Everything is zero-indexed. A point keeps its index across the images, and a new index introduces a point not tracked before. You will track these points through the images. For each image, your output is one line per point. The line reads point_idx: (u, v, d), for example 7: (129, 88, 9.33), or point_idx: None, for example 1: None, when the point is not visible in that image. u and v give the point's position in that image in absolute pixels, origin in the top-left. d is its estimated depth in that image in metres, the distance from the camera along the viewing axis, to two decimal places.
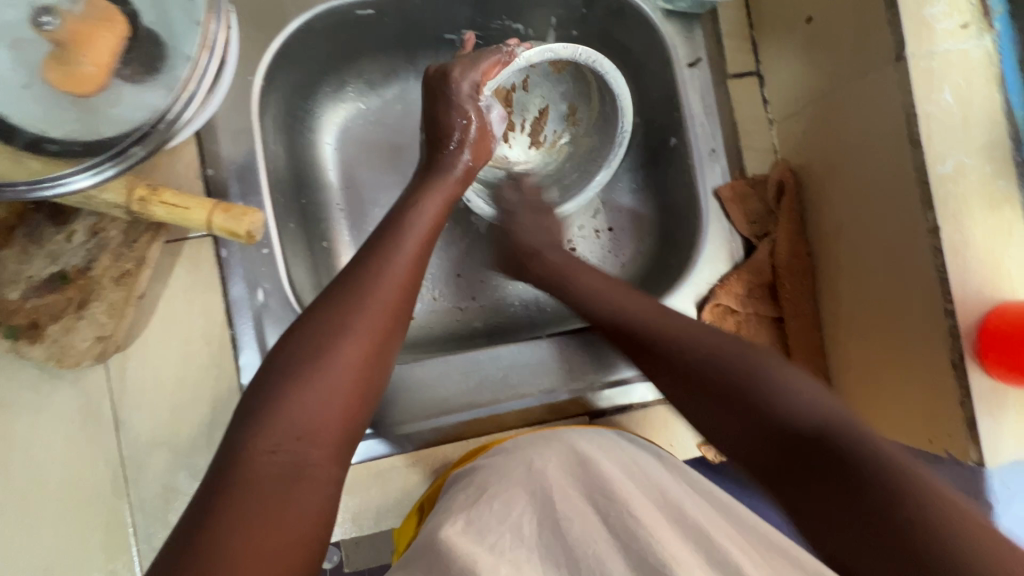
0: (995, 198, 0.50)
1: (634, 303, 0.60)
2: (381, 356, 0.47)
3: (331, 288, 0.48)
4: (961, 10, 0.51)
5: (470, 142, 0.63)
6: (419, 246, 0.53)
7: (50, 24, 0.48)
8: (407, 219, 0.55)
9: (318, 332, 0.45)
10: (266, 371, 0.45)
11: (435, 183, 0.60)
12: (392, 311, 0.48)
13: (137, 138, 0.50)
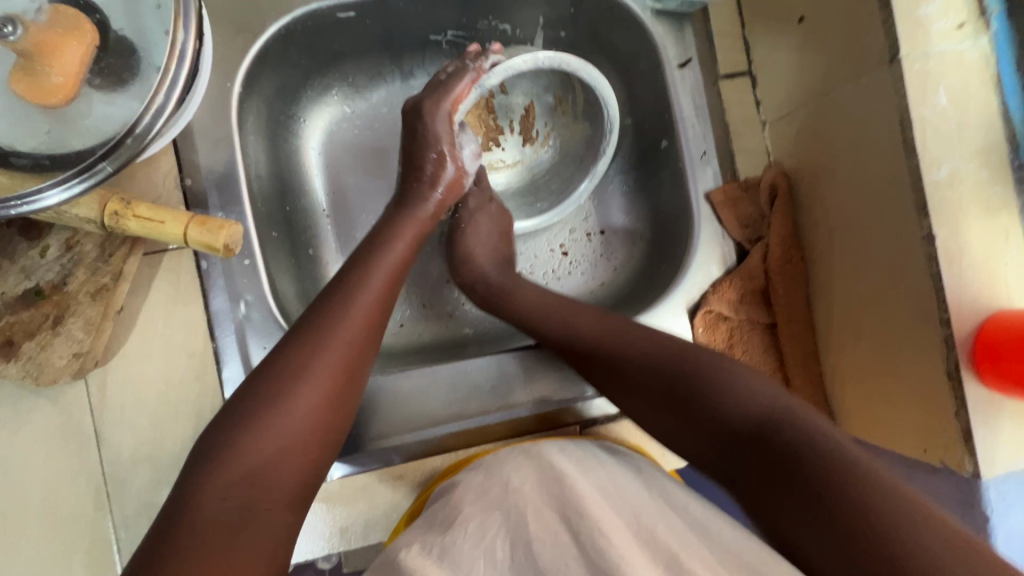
0: (991, 204, 0.49)
1: (574, 314, 0.60)
2: (344, 400, 0.47)
3: (293, 331, 0.48)
4: (957, 9, 0.49)
5: (443, 178, 0.64)
6: (386, 284, 0.53)
7: (14, 35, 0.46)
8: (372, 256, 0.55)
9: (279, 377, 0.45)
10: (221, 417, 0.44)
11: (404, 221, 0.60)
12: (358, 353, 0.49)
13: (105, 152, 0.48)
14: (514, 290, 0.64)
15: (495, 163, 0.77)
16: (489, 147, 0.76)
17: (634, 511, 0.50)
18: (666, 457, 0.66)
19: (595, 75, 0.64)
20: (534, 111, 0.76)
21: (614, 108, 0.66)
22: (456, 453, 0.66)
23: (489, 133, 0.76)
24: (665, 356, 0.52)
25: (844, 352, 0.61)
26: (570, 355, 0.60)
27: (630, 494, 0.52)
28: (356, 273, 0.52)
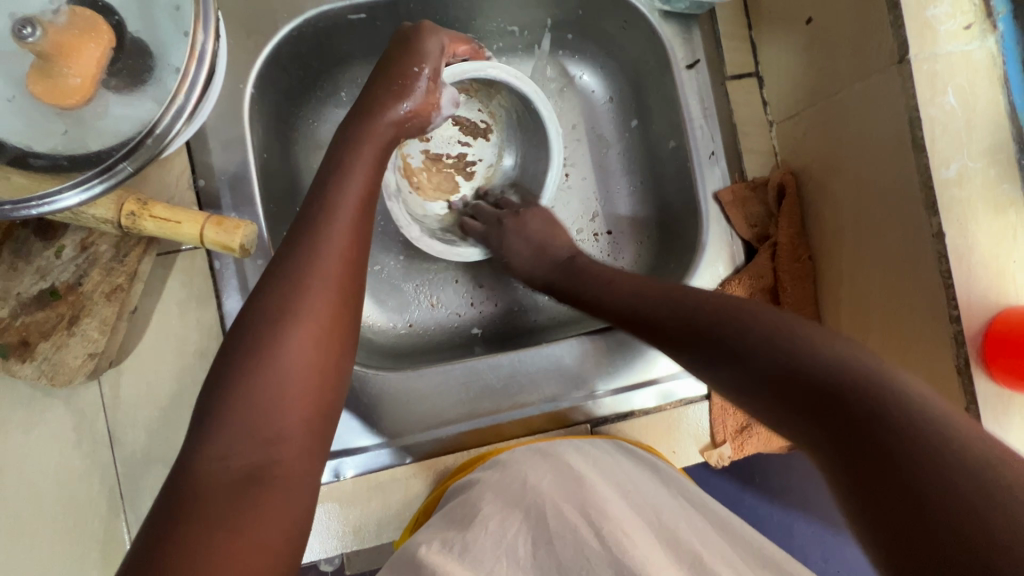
0: (999, 201, 0.50)
1: (640, 285, 0.59)
2: (330, 337, 0.46)
3: (266, 277, 0.47)
4: (964, 10, 0.50)
5: (415, 94, 0.59)
6: (357, 216, 0.51)
7: (32, 36, 0.46)
8: (338, 187, 0.51)
9: (269, 323, 0.44)
10: (214, 376, 0.44)
11: (365, 138, 0.56)
12: (337, 288, 0.47)
13: (124, 153, 0.48)
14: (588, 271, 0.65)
15: (490, 175, 0.79)
16: (471, 172, 0.79)
17: (654, 509, 0.54)
18: (676, 455, 0.67)
19: (530, 88, 0.67)
20: (467, 121, 0.77)
21: (500, 74, 0.66)
22: (469, 452, 0.66)
23: (455, 164, 0.78)
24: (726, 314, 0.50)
25: None
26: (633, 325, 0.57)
27: (647, 494, 0.55)
28: (324, 206, 0.50)
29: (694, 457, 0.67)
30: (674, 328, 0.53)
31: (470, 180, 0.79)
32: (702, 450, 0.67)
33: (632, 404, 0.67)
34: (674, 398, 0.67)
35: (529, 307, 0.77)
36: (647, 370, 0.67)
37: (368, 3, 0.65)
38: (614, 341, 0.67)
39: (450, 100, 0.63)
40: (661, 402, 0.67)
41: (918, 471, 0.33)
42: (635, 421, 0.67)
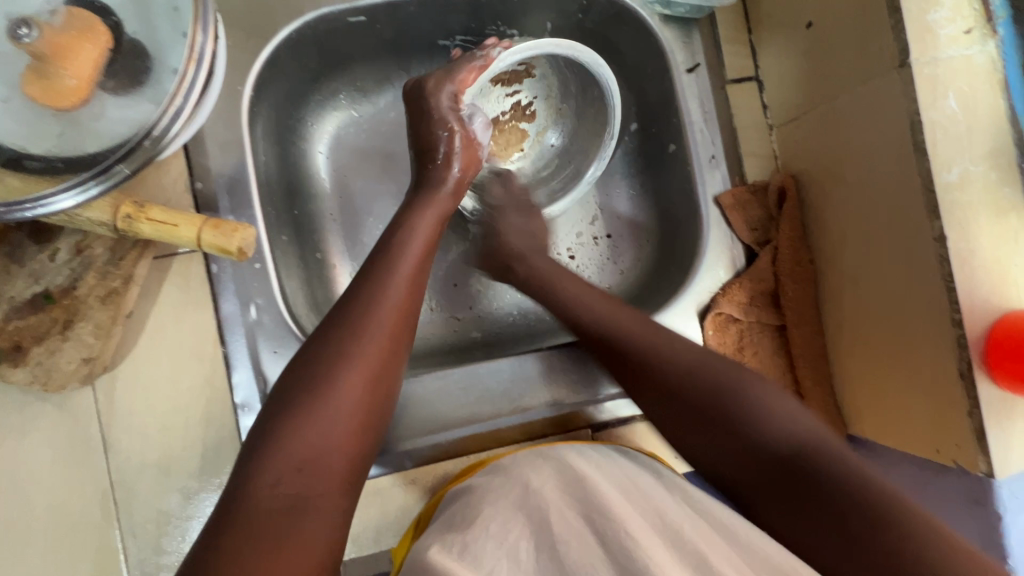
0: (1001, 206, 0.50)
1: (610, 312, 0.60)
2: (383, 386, 0.47)
3: (324, 326, 0.47)
4: (964, 15, 0.50)
5: (457, 154, 0.62)
6: (415, 267, 0.52)
7: (28, 37, 0.46)
8: (398, 241, 0.53)
9: (319, 365, 0.45)
10: (264, 416, 0.44)
11: (423, 202, 0.59)
12: (392, 338, 0.48)
13: (121, 155, 0.48)
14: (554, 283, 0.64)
15: (551, 108, 0.75)
16: (532, 113, 0.75)
17: (659, 506, 0.52)
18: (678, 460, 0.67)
19: (547, 45, 0.61)
20: (506, 74, 0.72)
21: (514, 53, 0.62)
22: (470, 457, 0.66)
23: (516, 114, 0.75)
24: (697, 369, 0.54)
25: (853, 351, 0.62)
26: (604, 355, 0.59)
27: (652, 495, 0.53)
28: (386, 258, 0.51)
29: None
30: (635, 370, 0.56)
31: (534, 122, 0.76)
32: None
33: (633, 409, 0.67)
34: None
35: (528, 312, 0.76)
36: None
37: (369, 6, 0.65)
38: None
39: (483, 128, 0.66)
40: None
41: (868, 540, 0.42)
42: (635, 426, 0.67)
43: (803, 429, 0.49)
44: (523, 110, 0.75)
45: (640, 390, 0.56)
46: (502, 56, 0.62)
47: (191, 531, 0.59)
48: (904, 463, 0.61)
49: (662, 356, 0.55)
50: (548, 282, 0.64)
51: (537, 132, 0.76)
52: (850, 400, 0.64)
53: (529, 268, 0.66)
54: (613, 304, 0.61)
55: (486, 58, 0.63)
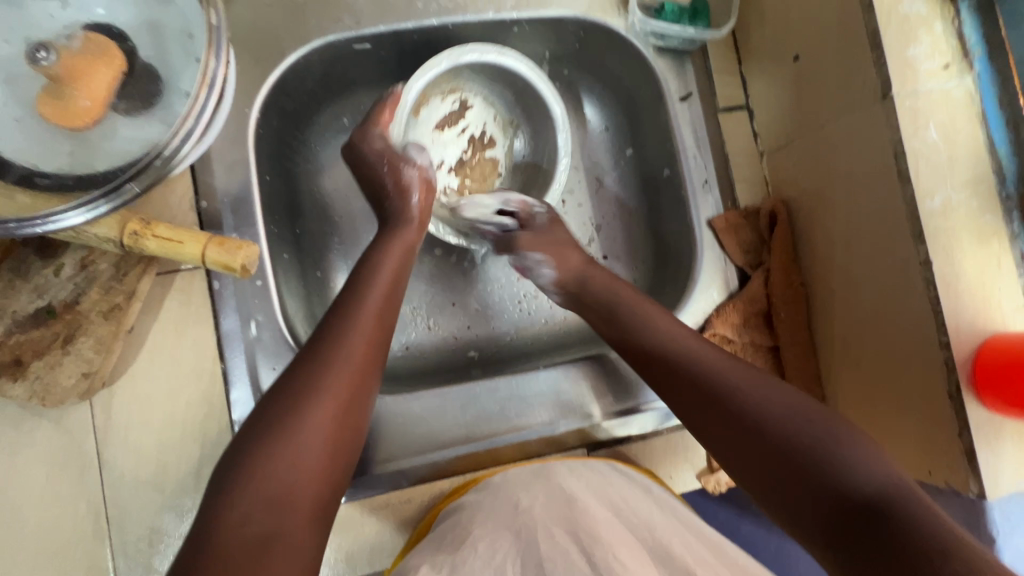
0: (983, 231, 0.51)
1: (699, 353, 0.55)
2: (354, 413, 0.48)
3: (297, 359, 0.49)
4: (942, 51, 0.53)
5: (407, 186, 0.64)
6: (384, 299, 0.54)
7: (46, 60, 0.48)
8: (365, 277, 0.55)
9: (287, 400, 0.46)
10: (236, 446, 0.45)
11: (389, 235, 0.61)
12: (361, 368, 0.49)
13: (132, 173, 0.49)
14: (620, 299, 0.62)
15: (502, 124, 0.77)
16: (490, 138, 0.77)
17: (644, 517, 0.53)
18: (672, 480, 0.67)
19: (442, 57, 0.65)
20: (445, 117, 0.74)
21: (417, 77, 0.66)
22: (464, 475, 0.66)
23: (474, 150, 0.76)
24: (772, 398, 0.49)
25: (846, 373, 0.63)
26: (677, 402, 0.55)
27: (637, 510, 0.54)
28: (356, 291, 0.53)
29: (692, 483, 0.67)
30: (687, 399, 0.53)
31: (497, 146, 0.77)
32: (700, 475, 0.67)
33: (630, 429, 0.67)
34: (670, 421, 0.67)
35: (525, 330, 0.77)
36: (643, 394, 0.67)
37: (374, 34, 0.67)
38: (611, 365, 0.68)
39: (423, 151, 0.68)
40: (661, 425, 0.67)
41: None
42: (632, 445, 0.67)
43: (884, 472, 0.42)
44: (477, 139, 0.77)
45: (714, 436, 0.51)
46: (406, 87, 0.66)
47: None
48: None
49: (731, 383, 0.51)
50: (612, 300, 0.63)
51: (506, 152, 0.77)
52: None
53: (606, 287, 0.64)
54: (666, 322, 0.59)
55: (393, 94, 0.66)
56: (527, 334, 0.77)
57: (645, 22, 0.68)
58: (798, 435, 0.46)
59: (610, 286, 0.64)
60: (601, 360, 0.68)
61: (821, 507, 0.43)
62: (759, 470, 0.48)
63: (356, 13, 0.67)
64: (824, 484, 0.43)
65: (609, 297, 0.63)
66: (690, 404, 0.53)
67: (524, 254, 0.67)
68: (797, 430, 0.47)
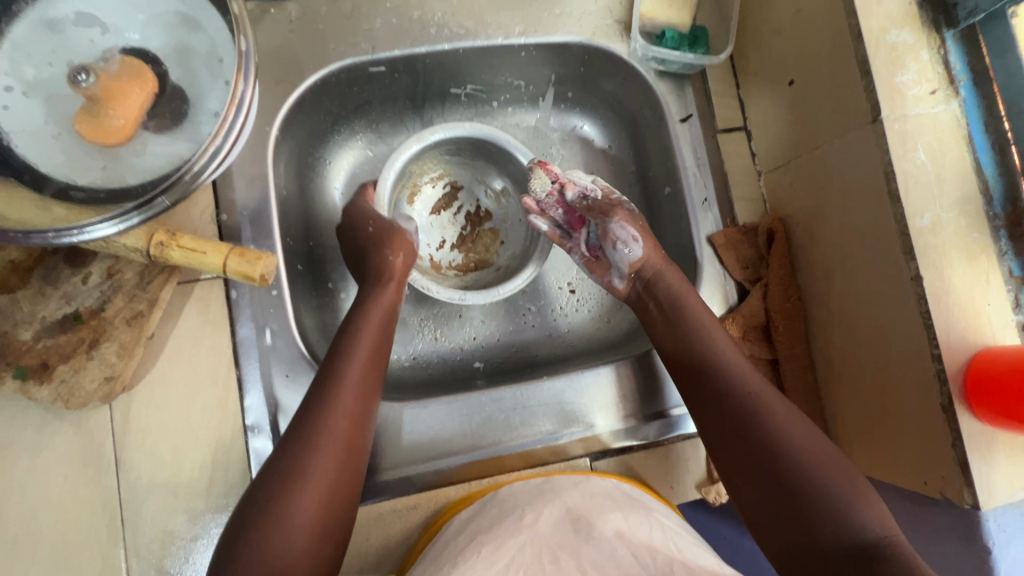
0: (971, 249, 0.53)
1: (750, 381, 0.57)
2: (343, 486, 0.52)
3: (285, 443, 0.52)
4: (929, 78, 0.55)
5: (388, 241, 0.67)
6: (365, 373, 0.57)
7: (85, 81, 0.51)
8: (347, 343, 0.58)
9: (281, 478, 0.50)
10: (237, 527, 0.48)
11: (370, 298, 0.64)
12: (344, 440, 0.53)
13: (164, 187, 0.52)
14: (683, 303, 0.64)
15: (492, 195, 0.83)
16: (486, 212, 0.83)
17: (647, 536, 0.54)
18: (674, 490, 0.68)
19: (414, 143, 0.72)
20: (440, 201, 0.82)
21: (395, 160, 0.71)
22: (470, 484, 0.66)
23: (472, 225, 0.83)
24: (798, 436, 0.53)
25: (843, 385, 0.64)
26: (712, 422, 0.58)
27: (636, 532, 0.54)
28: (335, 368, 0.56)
29: (691, 493, 0.68)
30: (716, 425, 0.57)
31: (493, 218, 0.83)
32: (700, 486, 0.68)
33: (634, 439, 0.69)
34: (674, 431, 0.69)
35: (529, 342, 0.79)
36: (670, 399, 0.70)
37: (388, 58, 0.71)
38: (613, 376, 0.69)
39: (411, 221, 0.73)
40: (665, 436, 0.69)
41: None
42: (633, 455, 0.68)
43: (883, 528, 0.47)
44: (474, 212, 0.83)
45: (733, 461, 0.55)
46: (385, 170, 0.72)
47: (194, 551, 0.60)
48: (895, 497, 0.63)
49: (761, 415, 0.55)
50: (676, 298, 0.64)
51: (502, 222, 0.83)
52: (841, 434, 0.66)
53: (668, 283, 0.65)
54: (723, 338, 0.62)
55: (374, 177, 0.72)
56: (535, 347, 0.79)
57: (647, 49, 0.71)
58: (809, 479, 0.51)
59: (676, 284, 0.65)
60: (644, 357, 0.70)
61: (813, 546, 0.48)
62: (760, 501, 0.53)
63: (373, 38, 0.70)
64: (827, 523, 0.48)
65: (675, 297, 0.64)
66: (721, 426, 0.57)
67: (618, 226, 0.66)
68: (820, 475, 0.51)
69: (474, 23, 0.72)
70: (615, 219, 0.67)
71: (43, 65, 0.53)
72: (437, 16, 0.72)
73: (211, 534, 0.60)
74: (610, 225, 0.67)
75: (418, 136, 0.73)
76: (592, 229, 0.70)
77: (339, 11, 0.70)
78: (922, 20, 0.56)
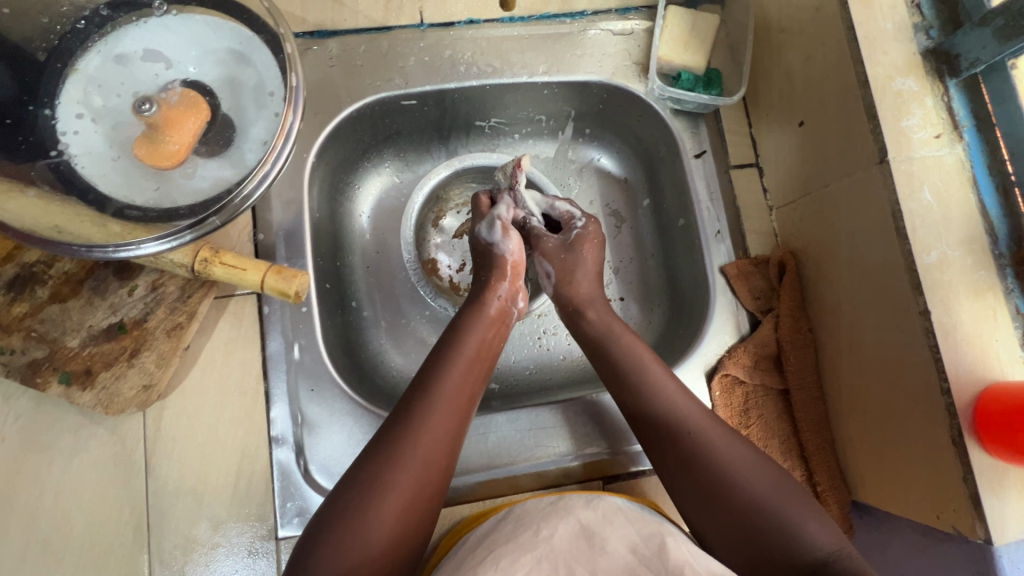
0: (978, 286, 0.55)
1: (684, 407, 0.60)
2: (427, 499, 0.53)
3: (371, 453, 0.54)
4: (934, 123, 0.58)
5: (511, 276, 0.69)
6: (462, 392, 0.59)
7: (149, 111, 0.55)
8: (448, 361, 0.60)
9: (367, 486, 0.51)
10: (319, 533, 0.50)
11: (475, 317, 0.65)
12: (439, 454, 0.55)
13: (215, 209, 0.57)
14: (613, 335, 0.66)
15: None
16: None
17: (661, 546, 0.54)
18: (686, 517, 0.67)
19: (443, 168, 0.82)
20: (462, 227, 0.85)
21: (421, 187, 0.82)
22: (482, 503, 0.66)
23: None
24: (738, 459, 0.55)
25: (854, 416, 0.65)
26: (656, 450, 0.60)
27: (647, 542, 0.54)
28: (432, 385, 0.58)
29: None
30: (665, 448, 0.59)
31: None
32: None
33: (645, 464, 0.70)
34: None
35: (543, 365, 0.81)
36: None
37: (420, 92, 0.76)
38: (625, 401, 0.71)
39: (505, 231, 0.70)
40: None
41: None
42: (646, 480, 0.69)
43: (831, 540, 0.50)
44: None
45: (681, 488, 0.57)
46: (414, 195, 0.82)
47: (215, 559, 0.61)
48: (908, 532, 0.63)
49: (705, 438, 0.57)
50: (603, 334, 0.67)
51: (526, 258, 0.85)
52: (853, 466, 0.66)
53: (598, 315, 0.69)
54: (659, 368, 0.63)
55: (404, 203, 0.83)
56: (553, 376, 0.80)
57: (664, 89, 0.75)
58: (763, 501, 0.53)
59: (602, 322, 0.68)
60: (599, 399, 0.71)
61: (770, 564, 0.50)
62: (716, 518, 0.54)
63: (406, 74, 0.75)
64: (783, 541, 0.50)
65: (606, 331, 0.67)
66: (668, 448, 0.58)
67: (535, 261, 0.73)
68: (771, 495, 0.53)
69: (501, 62, 0.77)
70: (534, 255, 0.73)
71: (112, 96, 0.58)
72: (467, 55, 0.76)
73: (232, 542, 0.62)
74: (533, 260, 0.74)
75: (447, 163, 0.83)
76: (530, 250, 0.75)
77: (376, 49, 0.75)
78: (927, 69, 0.60)
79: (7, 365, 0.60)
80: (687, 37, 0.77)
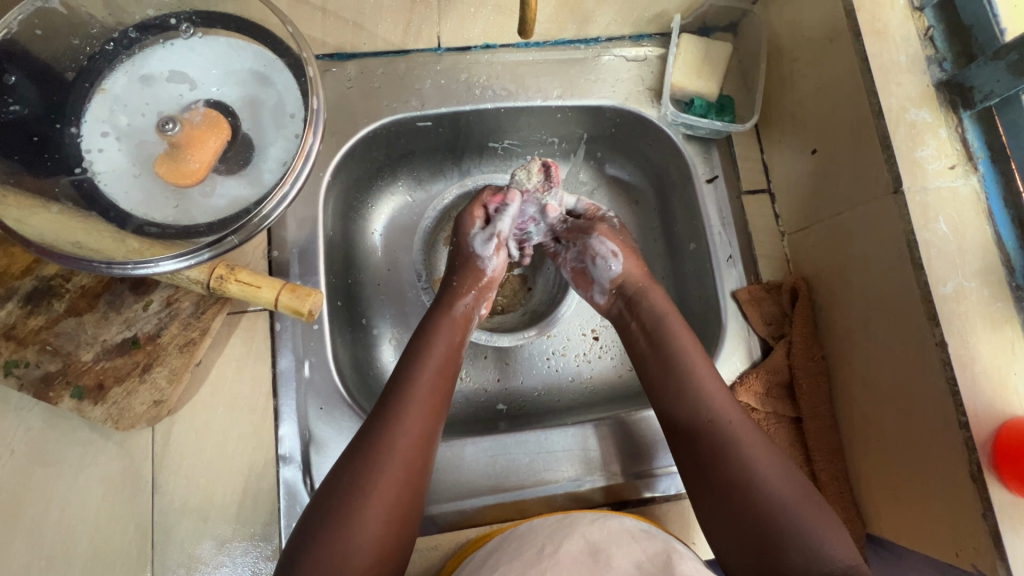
0: (995, 318, 0.55)
1: (710, 409, 0.59)
2: (408, 504, 0.54)
3: (344, 463, 0.54)
4: (948, 154, 0.59)
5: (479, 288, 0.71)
6: (429, 396, 0.59)
7: (173, 130, 0.57)
8: (415, 368, 0.61)
9: (344, 497, 0.51)
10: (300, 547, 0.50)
11: (441, 324, 0.66)
12: (409, 460, 0.55)
13: (234, 228, 0.57)
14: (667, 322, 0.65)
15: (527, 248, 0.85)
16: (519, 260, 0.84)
17: (668, 563, 0.53)
18: (697, 547, 0.66)
19: (454, 187, 0.83)
20: None
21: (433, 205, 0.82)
22: (489, 526, 0.66)
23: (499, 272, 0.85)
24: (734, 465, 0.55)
25: (869, 447, 0.64)
26: (682, 445, 0.59)
27: (655, 561, 0.53)
28: (401, 393, 0.58)
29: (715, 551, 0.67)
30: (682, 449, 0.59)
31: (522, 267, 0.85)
32: None
33: (654, 490, 0.69)
34: None
35: (552, 387, 0.80)
36: (656, 459, 0.70)
37: (436, 114, 0.77)
38: (634, 426, 0.70)
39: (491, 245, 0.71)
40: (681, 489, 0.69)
41: None
42: (655, 507, 0.68)
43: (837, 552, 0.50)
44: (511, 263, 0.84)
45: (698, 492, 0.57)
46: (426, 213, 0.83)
47: None
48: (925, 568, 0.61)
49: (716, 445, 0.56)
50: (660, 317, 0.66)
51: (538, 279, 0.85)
52: (869, 498, 0.65)
53: (661, 301, 0.68)
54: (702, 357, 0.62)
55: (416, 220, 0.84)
56: (561, 398, 0.80)
57: (677, 115, 0.76)
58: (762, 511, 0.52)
59: (663, 307, 0.67)
60: (613, 421, 0.71)
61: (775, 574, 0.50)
62: (722, 527, 0.54)
63: (422, 96, 0.77)
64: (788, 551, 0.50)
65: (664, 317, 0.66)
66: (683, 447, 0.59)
67: (597, 241, 0.71)
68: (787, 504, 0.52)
69: (516, 86, 0.78)
70: (594, 235, 0.71)
71: (136, 115, 0.59)
72: (483, 79, 0.78)
73: (236, 562, 0.61)
74: (590, 240, 0.72)
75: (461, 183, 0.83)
76: (572, 248, 0.74)
77: (394, 72, 0.77)
78: (940, 101, 0.60)
79: (21, 378, 0.60)
80: (700, 64, 0.78)
